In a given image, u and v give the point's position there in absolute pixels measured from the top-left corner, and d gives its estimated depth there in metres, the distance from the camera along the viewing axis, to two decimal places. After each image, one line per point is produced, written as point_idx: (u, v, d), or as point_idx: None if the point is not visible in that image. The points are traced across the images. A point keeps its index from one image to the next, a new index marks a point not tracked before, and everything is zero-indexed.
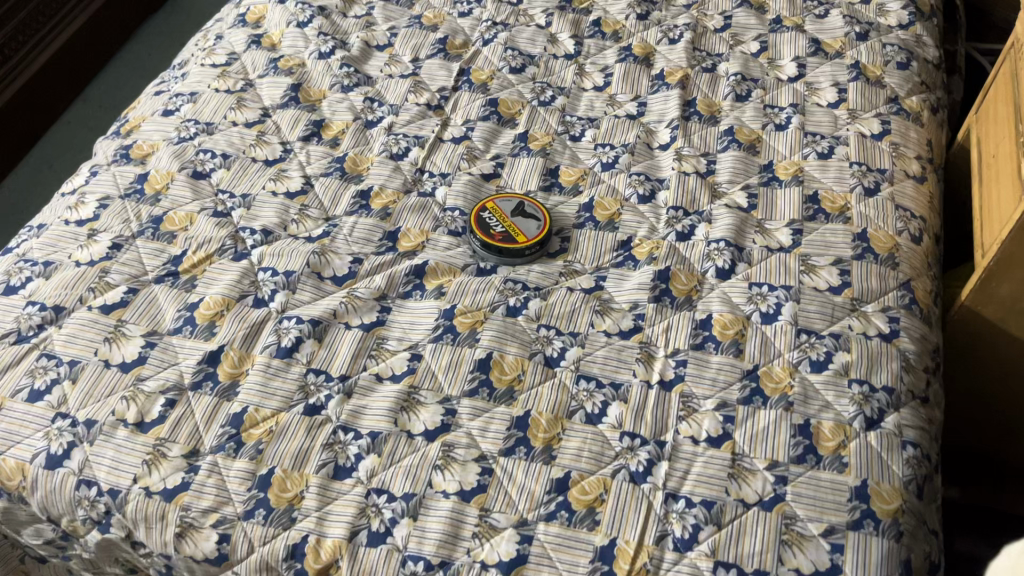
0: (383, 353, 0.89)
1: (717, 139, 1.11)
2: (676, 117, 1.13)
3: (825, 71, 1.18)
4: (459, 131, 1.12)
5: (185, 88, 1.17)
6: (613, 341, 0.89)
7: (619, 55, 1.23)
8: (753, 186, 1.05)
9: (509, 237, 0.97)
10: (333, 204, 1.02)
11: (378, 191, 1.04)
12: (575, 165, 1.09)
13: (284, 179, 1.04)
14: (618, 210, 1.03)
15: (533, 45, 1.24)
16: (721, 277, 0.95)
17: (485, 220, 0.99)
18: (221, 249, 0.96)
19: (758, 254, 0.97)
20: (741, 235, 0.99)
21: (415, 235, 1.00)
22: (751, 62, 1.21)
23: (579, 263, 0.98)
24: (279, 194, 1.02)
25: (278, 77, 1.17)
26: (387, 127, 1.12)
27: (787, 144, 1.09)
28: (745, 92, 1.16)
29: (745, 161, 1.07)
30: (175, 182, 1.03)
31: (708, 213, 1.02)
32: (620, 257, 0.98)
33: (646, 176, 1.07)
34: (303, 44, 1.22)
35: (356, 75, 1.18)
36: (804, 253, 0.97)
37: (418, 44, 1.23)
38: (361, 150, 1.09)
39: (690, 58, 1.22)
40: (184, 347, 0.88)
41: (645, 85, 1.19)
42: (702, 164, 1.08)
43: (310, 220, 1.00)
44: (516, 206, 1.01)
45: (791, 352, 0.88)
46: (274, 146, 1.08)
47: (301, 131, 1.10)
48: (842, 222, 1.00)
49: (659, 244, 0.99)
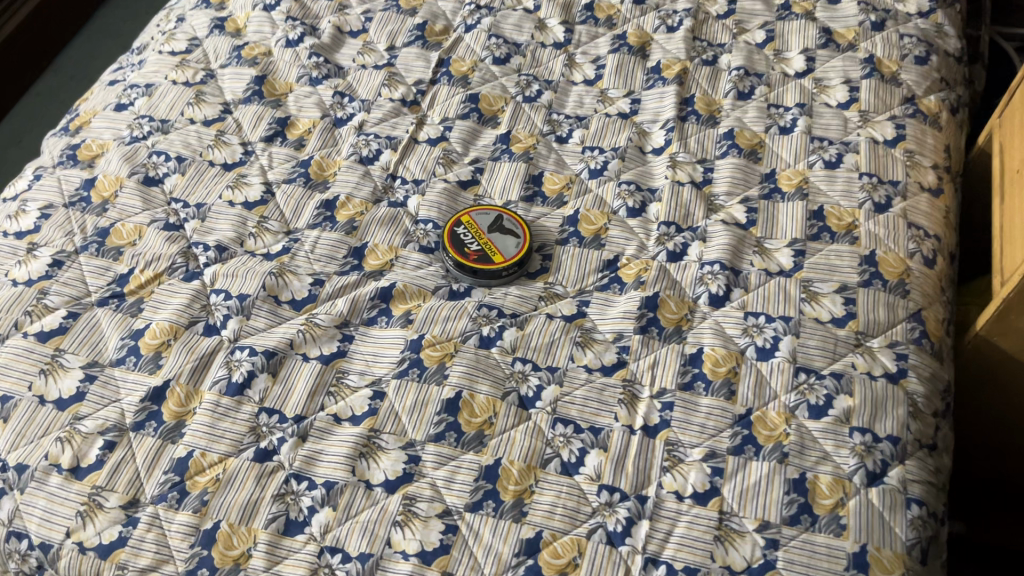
0: (344, 390, 0.81)
1: (716, 143, 1.02)
2: (671, 117, 1.04)
3: (836, 65, 1.09)
4: (436, 130, 1.03)
5: (140, 79, 1.08)
6: (594, 378, 0.82)
7: (612, 44, 1.13)
8: (752, 199, 0.96)
9: (485, 257, 0.90)
10: (294, 216, 0.94)
11: (344, 201, 0.95)
12: (561, 171, 1.01)
13: (243, 186, 0.96)
14: (605, 225, 0.95)
15: (519, 31, 1.15)
16: (715, 304, 0.87)
17: (459, 236, 0.92)
18: (171, 268, 0.88)
19: (755, 278, 0.89)
20: (738, 257, 0.91)
21: (383, 252, 0.92)
22: (756, 54, 1.11)
23: (560, 285, 0.90)
24: (236, 204, 0.94)
25: (241, 66, 1.08)
26: (357, 126, 1.03)
27: (792, 151, 1.00)
28: (747, 90, 1.07)
29: (745, 170, 0.99)
30: (124, 189, 0.95)
31: (703, 230, 0.93)
32: (605, 279, 0.90)
33: (636, 185, 0.98)
34: (269, 29, 1.13)
35: (326, 66, 1.09)
36: (806, 278, 0.89)
37: (394, 31, 1.14)
38: (328, 151, 1.00)
39: (690, 49, 1.12)
40: (127, 381, 0.81)
41: (639, 80, 1.09)
42: (698, 172, 0.99)
43: (269, 234, 0.92)
44: (493, 219, 0.93)
45: (788, 395, 0.81)
46: (233, 148, 1.00)
47: (264, 131, 1.02)
48: (849, 242, 0.91)
49: (648, 264, 0.91)
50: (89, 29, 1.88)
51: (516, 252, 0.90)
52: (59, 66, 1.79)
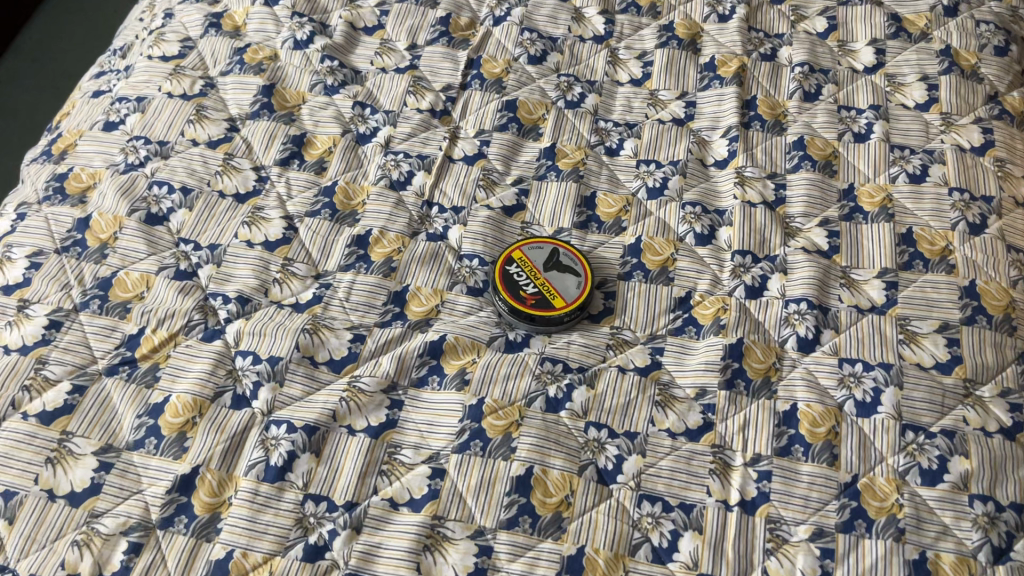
0: (398, 468, 0.71)
1: (785, 155, 0.92)
2: (734, 124, 0.94)
3: (909, 59, 0.98)
4: (472, 146, 0.92)
5: (129, 90, 0.95)
6: (679, 445, 0.73)
7: (659, 36, 1.02)
8: (833, 220, 0.86)
9: (543, 302, 0.79)
10: (323, 257, 0.83)
11: (378, 236, 0.84)
12: (615, 190, 0.90)
13: (261, 222, 0.84)
14: (672, 255, 0.85)
15: (554, 24, 1.03)
16: (804, 349, 0.78)
17: (512, 275, 0.81)
18: (188, 326, 0.77)
19: (846, 316, 0.80)
20: (825, 291, 0.81)
21: (427, 296, 0.81)
22: (819, 46, 1.01)
23: (629, 330, 0.80)
24: (255, 244, 0.83)
25: (245, 74, 0.95)
26: (383, 143, 0.91)
27: (870, 162, 0.90)
28: (814, 89, 0.96)
29: (822, 186, 0.89)
30: (125, 230, 0.83)
31: (783, 260, 0.84)
32: (678, 320, 0.81)
33: (702, 207, 0.88)
34: (273, 28, 1.00)
35: (342, 70, 0.96)
36: (902, 315, 0.80)
37: (414, 26, 1.01)
38: (353, 175, 0.89)
39: (745, 41, 1.01)
40: (149, 468, 0.70)
41: (692, 78, 0.98)
42: (770, 190, 0.89)
43: (296, 280, 0.81)
44: (548, 254, 0.83)
45: (896, 457, 0.72)
46: (245, 174, 0.88)
47: (278, 152, 0.90)
48: (945, 271, 0.82)
49: (725, 303, 0.81)
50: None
51: (577, 294, 0.80)
52: (33, 29, 1.61)
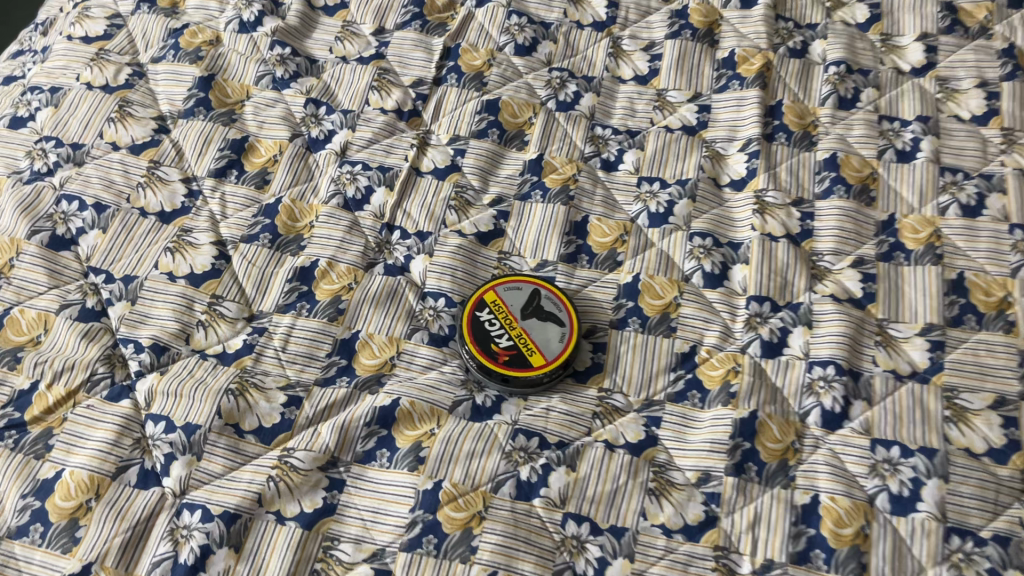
0: (333, 569, 0.59)
1: (814, 176, 0.78)
2: (754, 136, 0.79)
3: (965, 59, 0.83)
4: (443, 156, 0.78)
5: (42, 77, 0.80)
6: (675, 546, 0.60)
7: (669, 24, 0.87)
8: (868, 260, 0.73)
9: (516, 361, 0.67)
10: (258, 294, 0.69)
11: (325, 269, 0.71)
12: (611, 214, 0.76)
13: (187, 248, 0.71)
14: (675, 298, 0.71)
15: (547, 7, 0.88)
16: (829, 425, 0.65)
17: (482, 324, 0.68)
18: (90, 381, 0.64)
19: (880, 385, 0.67)
20: (856, 353, 0.68)
21: (381, 347, 0.68)
22: (858, 40, 0.86)
23: (620, 395, 0.67)
24: (178, 277, 0.69)
25: (179, 62, 0.81)
26: (339, 151, 0.77)
27: (915, 188, 0.76)
28: (851, 94, 0.82)
29: (856, 217, 0.75)
30: (23, 256, 0.69)
31: (807, 310, 0.70)
32: (679, 383, 0.68)
33: (713, 239, 0.74)
34: (216, 6, 0.86)
35: (294, 59, 0.82)
36: (949, 385, 0.66)
37: (382, 7, 0.86)
38: (300, 190, 0.75)
39: (771, 33, 0.86)
40: (32, 563, 0.58)
41: (706, 78, 0.84)
42: (794, 220, 0.75)
43: (224, 323, 0.68)
44: (527, 299, 0.70)
45: (937, 569, 0.60)
46: (173, 187, 0.74)
47: (213, 160, 0.76)
48: (1002, 329, 0.69)
49: (737, 363, 0.68)
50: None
51: (560, 351, 0.67)
52: None
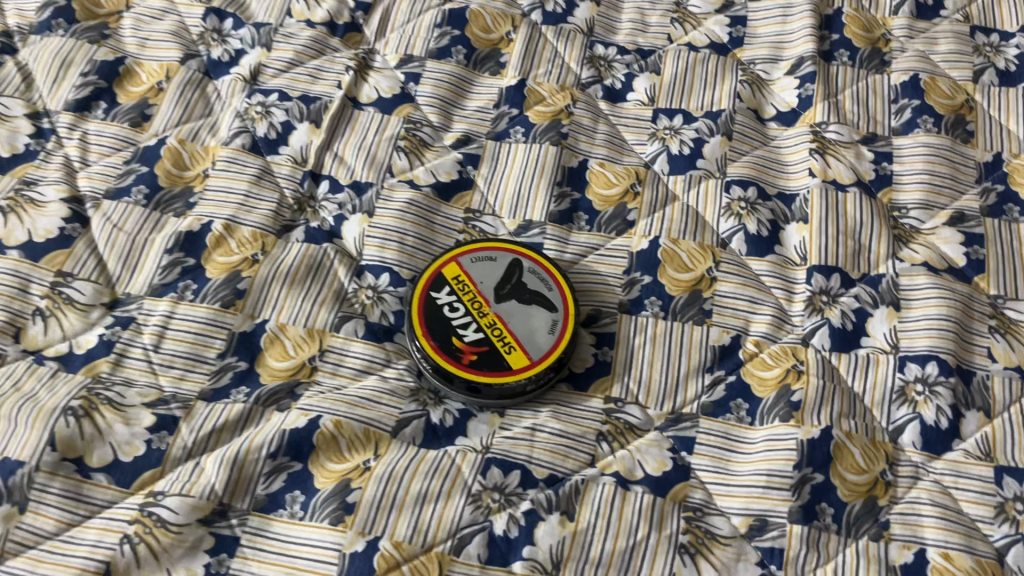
0: None
1: (889, 105, 0.58)
2: (808, 53, 0.60)
3: None
4: (391, 81, 0.58)
5: None
6: None
7: None
8: (970, 216, 0.53)
9: (487, 363, 0.47)
10: (124, 271, 0.50)
11: (220, 234, 0.51)
12: (618, 158, 0.56)
13: (28, 208, 0.50)
14: (709, 271, 0.52)
15: None
16: (934, 447, 0.46)
17: (439, 310, 0.49)
18: None
19: (1001, 390, 0.48)
20: (965, 345, 0.49)
21: (297, 344, 0.48)
22: None
23: (635, 407, 0.48)
24: (9, 247, 0.49)
25: None
26: (248, 76, 0.57)
27: None
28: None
29: (950, 158, 0.55)
30: None
31: (891, 284, 0.51)
32: (717, 389, 0.48)
33: (758, 189, 0.55)
34: None
35: None
36: None
37: None
38: (193, 129, 0.55)
39: None
40: None
41: None
42: (866, 163, 0.55)
43: (73, 312, 0.48)
44: (504, 273, 0.50)
45: None
46: (15, 125, 0.54)
47: (73, 90, 0.55)
48: None
49: (797, 360, 0.49)
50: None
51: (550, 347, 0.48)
52: None
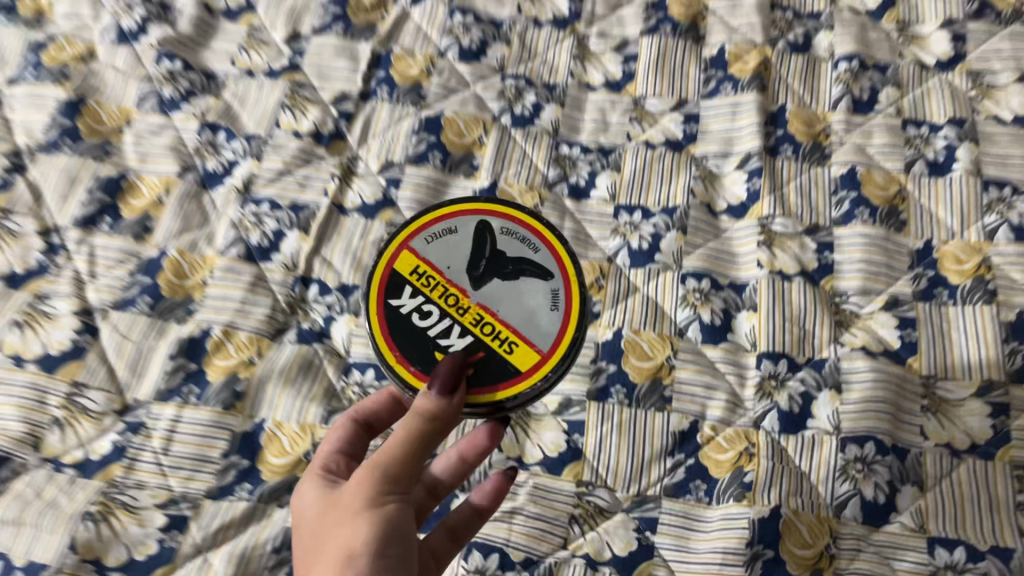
0: None
1: (829, 198, 0.63)
2: (755, 150, 0.65)
3: (1000, 49, 0.69)
4: (373, 187, 0.63)
5: None
6: None
7: (645, 18, 0.72)
8: (905, 300, 0.58)
9: (489, 371, 0.44)
10: (133, 379, 0.54)
11: (220, 339, 0.56)
12: (583, 253, 0.61)
13: (42, 322, 0.55)
14: (668, 359, 0.56)
15: (497, 3, 0.73)
16: (874, 521, 0.51)
17: (409, 318, 0.46)
18: None
19: (934, 466, 0.52)
20: (900, 424, 0.54)
21: (293, 439, 0.53)
22: (871, 30, 0.72)
23: (603, 490, 0.52)
24: (27, 361, 0.54)
25: (41, 83, 0.65)
26: (241, 187, 0.62)
27: (954, 208, 0.62)
28: (867, 95, 0.68)
29: (886, 247, 0.61)
30: None
31: (833, 369, 0.56)
32: (678, 470, 0.53)
33: (711, 280, 0.60)
34: (89, 11, 0.69)
35: (187, 75, 0.66)
36: (1020, 459, 0.52)
37: (297, 7, 0.71)
38: (191, 239, 0.60)
39: (768, 25, 0.72)
40: None
41: (692, 80, 0.69)
42: (810, 253, 0.61)
43: (87, 421, 0.52)
44: (469, 259, 0.47)
45: None
46: (27, 242, 0.58)
47: (79, 206, 0.60)
48: None
49: (750, 441, 0.53)
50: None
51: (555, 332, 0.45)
52: None
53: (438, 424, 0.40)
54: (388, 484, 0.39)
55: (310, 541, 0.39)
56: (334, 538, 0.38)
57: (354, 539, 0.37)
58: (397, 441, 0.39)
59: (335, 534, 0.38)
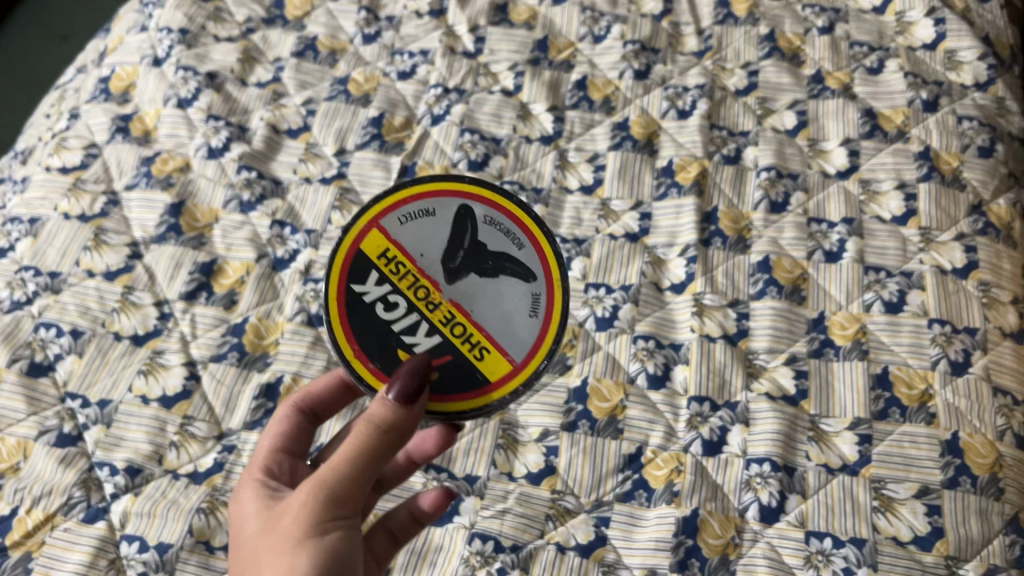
0: None
1: (748, 278, 0.83)
2: (692, 242, 0.85)
3: (885, 162, 0.90)
4: None
5: (22, 209, 0.85)
6: None
7: (612, 136, 0.93)
8: (800, 357, 0.78)
9: (460, 362, 0.56)
10: (226, 413, 0.74)
11: (289, 384, 0.75)
12: None
13: (160, 370, 0.75)
14: (621, 401, 0.76)
15: (497, 123, 0.94)
16: (767, 519, 0.70)
17: (375, 307, 0.57)
18: (67, 505, 0.68)
19: (814, 479, 0.71)
20: (791, 448, 0.73)
21: None
22: (787, 146, 0.92)
23: (571, 496, 0.71)
24: (151, 399, 0.73)
25: (152, 190, 0.86)
26: (302, 269, 0.82)
27: (842, 287, 0.82)
28: (781, 198, 0.88)
29: (789, 317, 0.80)
30: (3, 385, 0.73)
31: (744, 408, 0.75)
32: (626, 482, 0.72)
33: (656, 341, 0.79)
34: (186, 133, 0.91)
35: (260, 183, 0.87)
36: (877, 476, 0.71)
37: (343, 128, 0.92)
38: (267, 309, 0.80)
39: (707, 142, 0.92)
40: None
41: (648, 186, 0.90)
42: (731, 321, 0.80)
43: (195, 443, 0.72)
44: (442, 255, 0.58)
45: None
46: (145, 311, 0.78)
47: (183, 284, 0.80)
48: (924, 421, 0.73)
49: (680, 461, 0.73)
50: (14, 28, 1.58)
51: (531, 329, 0.58)
52: None
53: (388, 438, 0.47)
54: (331, 509, 0.47)
55: (252, 555, 0.47)
56: (276, 561, 0.46)
57: (294, 568, 0.45)
58: (345, 463, 0.47)
59: (278, 560, 0.46)
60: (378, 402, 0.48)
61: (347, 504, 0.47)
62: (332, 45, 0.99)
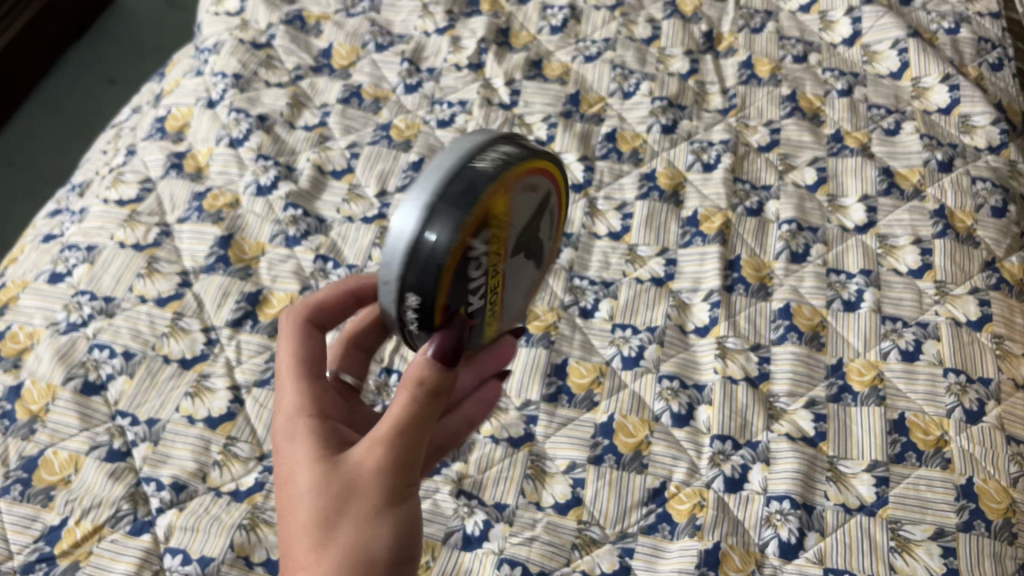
0: None
1: (770, 324, 0.87)
2: (715, 287, 0.89)
3: (901, 218, 0.94)
4: None
5: (80, 236, 0.89)
6: None
7: (639, 186, 0.98)
8: (820, 401, 0.81)
9: (482, 325, 0.57)
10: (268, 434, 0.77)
11: None
12: (588, 358, 0.85)
13: (206, 393, 0.78)
14: (646, 437, 0.79)
15: None
16: (786, 555, 0.72)
17: (472, 267, 0.51)
18: (114, 517, 0.71)
19: (832, 518, 0.74)
20: (810, 487, 0.75)
21: None
22: (807, 200, 0.96)
23: (597, 527, 0.74)
24: (197, 420, 0.77)
25: (202, 223, 0.91)
26: None
27: (860, 335, 0.85)
28: (802, 249, 0.92)
29: (808, 362, 0.83)
30: (58, 402, 0.77)
31: (764, 448, 0.78)
32: (650, 515, 0.75)
33: (680, 381, 0.83)
34: (236, 170, 0.96)
35: (305, 220, 0.92)
36: (894, 517, 0.73)
37: (384, 171, 0.97)
38: None
39: (731, 194, 0.97)
40: None
41: (673, 234, 0.94)
42: (753, 363, 0.84)
43: (237, 462, 0.75)
44: (521, 228, 0.56)
45: None
46: (193, 336, 0.82)
47: (230, 312, 0.84)
48: (939, 466, 0.76)
49: (702, 496, 0.75)
50: (64, 71, 1.65)
51: (518, 303, 0.64)
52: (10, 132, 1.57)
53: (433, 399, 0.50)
54: (398, 476, 0.49)
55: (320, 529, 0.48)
56: (352, 533, 0.48)
57: (376, 537, 0.48)
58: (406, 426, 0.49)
59: (353, 531, 0.48)
60: (419, 361, 0.51)
61: (409, 469, 0.50)
62: (375, 94, 1.05)
